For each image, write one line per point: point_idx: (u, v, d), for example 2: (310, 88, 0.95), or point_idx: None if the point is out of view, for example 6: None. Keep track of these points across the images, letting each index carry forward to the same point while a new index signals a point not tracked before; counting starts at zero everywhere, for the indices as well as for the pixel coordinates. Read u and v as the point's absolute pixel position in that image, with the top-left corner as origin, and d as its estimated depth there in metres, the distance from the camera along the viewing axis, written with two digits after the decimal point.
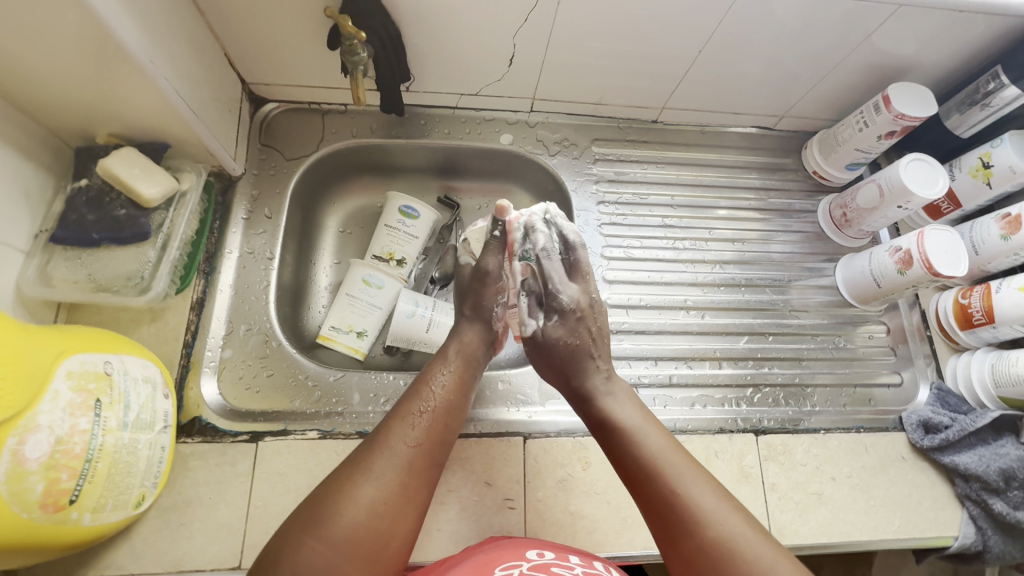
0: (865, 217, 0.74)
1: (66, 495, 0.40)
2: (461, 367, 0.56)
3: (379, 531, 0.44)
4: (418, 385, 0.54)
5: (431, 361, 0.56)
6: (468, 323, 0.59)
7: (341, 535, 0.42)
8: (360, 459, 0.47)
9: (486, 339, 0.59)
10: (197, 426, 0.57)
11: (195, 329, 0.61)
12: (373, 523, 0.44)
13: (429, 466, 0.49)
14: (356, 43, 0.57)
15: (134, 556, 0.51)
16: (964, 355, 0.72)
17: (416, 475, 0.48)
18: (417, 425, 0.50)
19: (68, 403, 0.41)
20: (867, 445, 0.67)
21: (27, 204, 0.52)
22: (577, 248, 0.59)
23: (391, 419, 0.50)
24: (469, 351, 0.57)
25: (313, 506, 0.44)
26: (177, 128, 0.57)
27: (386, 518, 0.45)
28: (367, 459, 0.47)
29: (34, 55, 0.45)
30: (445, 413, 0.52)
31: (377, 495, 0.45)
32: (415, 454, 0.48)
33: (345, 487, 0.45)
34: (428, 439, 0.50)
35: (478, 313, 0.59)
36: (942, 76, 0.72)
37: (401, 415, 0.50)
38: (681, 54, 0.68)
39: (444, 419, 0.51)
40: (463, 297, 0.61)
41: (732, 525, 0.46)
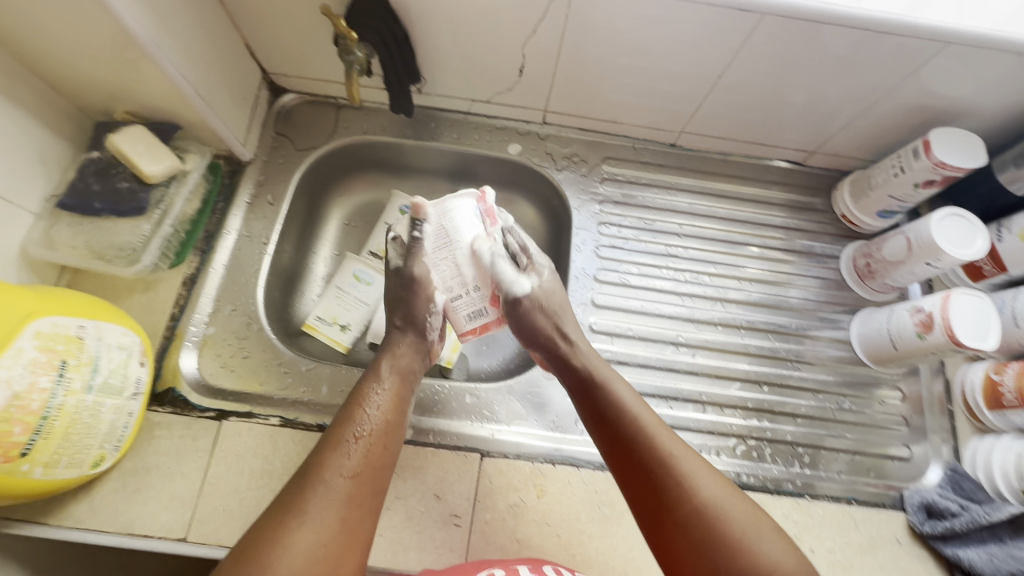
0: (891, 271, 0.68)
1: (17, 447, 0.43)
2: (395, 387, 0.53)
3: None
4: (351, 406, 0.50)
5: (360, 383, 0.53)
6: (405, 332, 0.57)
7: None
8: (293, 494, 0.43)
9: (420, 350, 0.58)
10: (169, 397, 0.59)
11: (184, 304, 0.63)
12: (312, 569, 0.39)
13: (370, 494, 0.45)
14: (349, 43, 0.58)
15: (91, 512, 0.54)
16: (988, 438, 0.64)
17: (356, 506, 0.44)
18: (353, 453, 0.46)
19: (31, 360, 0.43)
20: (857, 520, 0.61)
21: (43, 170, 0.56)
22: (516, 231, 0.59)
23: (324, 444, 0.47)
24: (402, 364, 0.55)
25: (241, 558, 0.39)
26: (185, 111, 0.59)
27: (328, 562, 0.40)
28: (302, 493, 0.43)
29: (53, 34, 0.48)
30: (382, 435, 0.49)
31: (316, 536, 0.41)
32: (354, 486, 0.45)
33: (278, 533, 0.40)
34: (369, 464, 0.46)
35: (408, 321, 0.57)
36: (998, 125, 0.65)
37: (337, 441, 0.47)
38: (700, 78, 0.65)
39: (382, 442, 0.48)
40: (394, 305, 0.58)
41: (719, 490, 0.46)
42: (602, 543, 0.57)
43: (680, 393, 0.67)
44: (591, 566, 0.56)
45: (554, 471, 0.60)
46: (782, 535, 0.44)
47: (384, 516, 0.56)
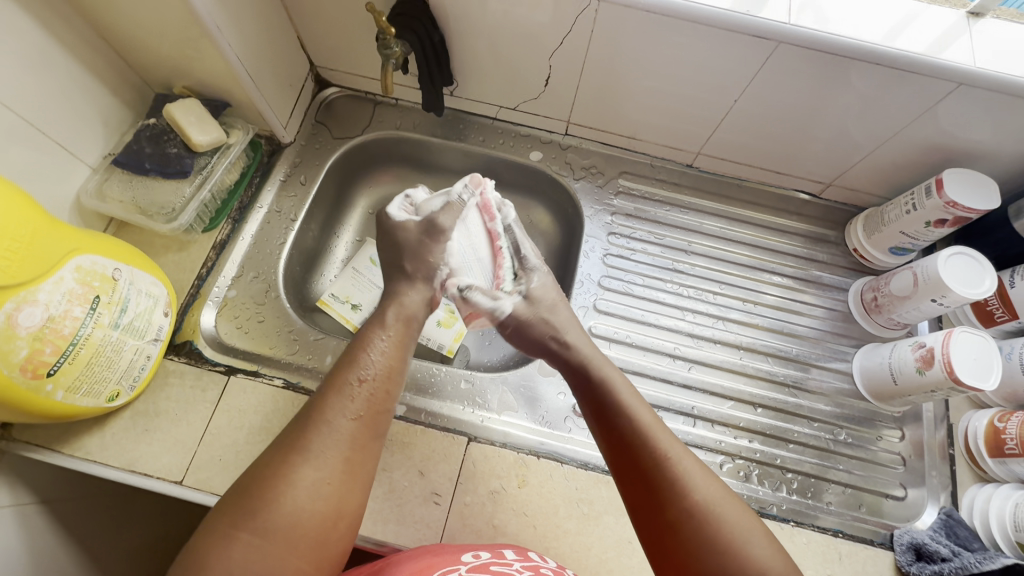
0: (897, 306, 0.68)
1: (45, 366, 0.46)
2: (399, 335, 0.55)
3: (326, 512, 0.43)
4: (354, 351, 0.53)
5: (364, 331, 0.55)
6: (414, 283, 0.60)
7: (287, 517, 0.41)
8: (298, 435, 0.45)
9: (427, 300, 0.60)
10: (186, 348, 0.63)
11: (210, 266, 0.68)
12: (316, 507, 0.43)
13: (371, 437, 0.48)
14: (388, 38, 0.61)
15: (100, 446, 0.58)
16: (988, 486, 0.62)
17: (359, 449, 0.47)
18: (356, 399, 0.49)
19: (69, 290, 0.47)
20: (842, 553, 0.59)
21: (104, 129, 0.63)
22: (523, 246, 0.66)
23: (328, 389, 0.49)
24: (408, 313, 0.57)
25: (248, 494, 0.42)
26: (236, 91, 0.65)
27: (332, 501, 0.44)
28: (308, 434, 0.45)
29: (131, 9, 0.55)
30: (383, 380, 0.51)
31: (319, 475, 0.44)
32: (355, 428, 0.47)
33: (283, 471, 0.43)
34: (371, 411, 0.49)
35: (420, 268, 0.61)
36: (1016, 171, 0.65)
37: (341, 385, 0.49)
38: (717, 100, 0.68)
39: (385, 390, 0.51)
40: (405, 253, 0.62)
41: (715, 492, 0.45)
42: (576, 540, 0.57)
43: (673, 405, 0.68)
44: (563, 561, 0.56)
45: (537, 464, 0.61)
46: (772, 541, 0.44)
47: None
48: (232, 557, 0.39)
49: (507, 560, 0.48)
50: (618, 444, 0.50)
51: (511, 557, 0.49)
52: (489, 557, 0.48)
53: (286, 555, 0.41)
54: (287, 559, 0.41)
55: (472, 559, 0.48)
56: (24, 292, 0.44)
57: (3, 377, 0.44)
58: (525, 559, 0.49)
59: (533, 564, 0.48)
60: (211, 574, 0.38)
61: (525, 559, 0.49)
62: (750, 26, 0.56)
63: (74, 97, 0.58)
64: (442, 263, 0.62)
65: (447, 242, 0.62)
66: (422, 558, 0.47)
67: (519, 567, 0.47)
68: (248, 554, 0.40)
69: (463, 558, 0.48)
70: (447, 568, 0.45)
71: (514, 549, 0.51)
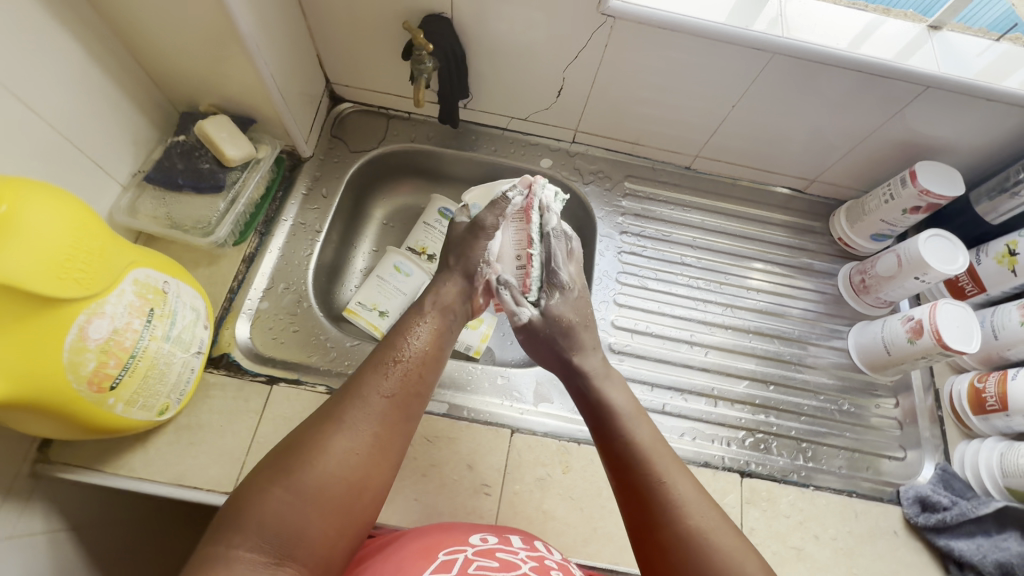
0: (883, 286, 0.75)
1: (109, 379, 0.47)
2: (437, 322, 0.58)
3: (353, 480, 0.45)
4: (394, 337, 0.56)
5: (406, 317, 0.58)
6: (453, 276, 0.63)
7: (318, 481, 0.43)
8: (336, 406, 0.48)
9: (464, 293, 0.62)
10: (224, 361, 0.64)
11: (241, 279, 0.68)
12: (344, 475, 0.44)
13: (402, 416, 0.50)
14: (424, 54, 0.66)
15: (145, 462, 0.57)
16: (974, 441, 0.70)
17: (389, 425, 0.49)
18: (390, 376, 0.51)
19: (130, 303, 0.48)
20: (857, 511, 0.65)
21: (133, 147, 0.63)
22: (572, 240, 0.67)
23: (368, 369, 0.52)
24: (442, 301, 0.60)
25: (286, 454, 0.45)
26: (265, 107, 0.67)
27: (359, 470, 0.45)
28: (344, 406, 0.48)
29: (171, 29, 0.56)
30: (419, 363, 0.54)
31: (349, 443, 0.46)
32: (387, 405, 0.49)
33: (318, 436, 0.45)
34: (404, 389, 0.51)
35: (460, 263, 0.63)
36: (974, 162, 0.74)
37: (380, 365, 0.52)
38: (716, 107, 0.74)
39: (418, 372, 0.53)
40: (451, 246, 0.65)
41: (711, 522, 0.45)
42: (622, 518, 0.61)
43: (694, 387, 0.73)
44: (612, 539, 0.60)
45: (578, 449, 0.64)
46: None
47: (420, 482, 0.60)
48: (265, 510, 0.41)
49: (514, 548, 0.47)
50: (620, 464, 0.51)
51: (518, 546, 0.48)
52: (496, 540, 0.48)
53: (312, 518, 0.42)
54: (312, 522, 0.42)
55: (479, 541, 0.47)
56: (94, 305, 0.44)
57: (72, 391, 0.44)
58: (532, 548, 0.48)
59: (539, 554, 0.46)
60: (246, 522, 0.40)
61: (532, 549, 0.47)
62: (749, 40, 0.63)
63: (108, 115, 0.59)
64: (484, 262, 0.64)
65: (489, 240, 0.64)
66: (430, 535, 0.47)
67: (524, 555, 0.46)
68: (279, 510, 0.41)
69: (470, 540, 0.47)
70: (453, 547, 0.45)
71: (520, 537, 0.50)
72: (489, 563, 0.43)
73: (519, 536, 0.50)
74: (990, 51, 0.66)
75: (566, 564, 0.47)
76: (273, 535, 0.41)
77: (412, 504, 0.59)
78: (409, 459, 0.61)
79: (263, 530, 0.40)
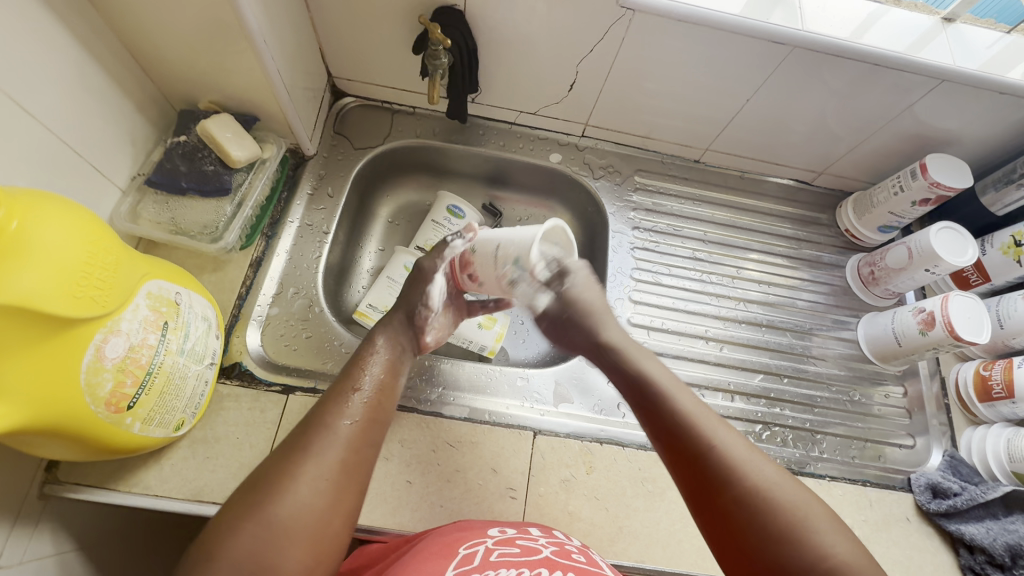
0: (892, 277, 0.77)
1: (126, 399, 0.45)
2: (392, 351, 0.56)
3: (320, 512, 0.43)
4: (349, 367, 0.54)
5: (361, 347, 0.56)
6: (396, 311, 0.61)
7: (285, 515, 0.41)
8: (296, 440, 0.46)
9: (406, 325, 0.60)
10: (236, 371, 0.62)
11: (249, 285, 0.66)
12: (315, 507, 0.43)
13: (366, 443, 0.48)
14: (440, 49, 0.64)
15: (160, 479, 0.55)
16: (980, 428, 0.71)
17: (356, 451, 0.47)
18: (351, 403, 0.50)
19: (145, 318, 0.46)
20: (872, 499, 0.67)
21: (132, 149, 0.60)
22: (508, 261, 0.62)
23: (326, 399, 0.50)
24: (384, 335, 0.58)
25: (254, 488, 0.43)
26: (270, 104, 0.64)
27: (329, 499, 0.44)
28: (307, 437, 0.46)
29: (170, 22, 0.53)
30: (378, 391, 0.52)
31: (319, 471, 0.44)
32: (353, 431, 0.48)
33: (285, 467, 0.44)
34: (366, 417, 0.50)
35: (404, 306, 0.61)
36: (981, 154, 0.75)
37: (341, 393, 0.50)
38: (729, 101, 0.73)
39: (379, 398, 0.52)
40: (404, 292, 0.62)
41: (744, 451, 0.47)
42: (647, 516, 0.61)
43: (710, 382, 0.74)
44: (638, 537, 0.60)
45: (601, 449, 0.64)
46: (833, 516, 0.44)
47: (445, 487, 0.59)
48: (232, 546, 0.40)
49: (533, 536, 0.47)
50: (668, 433, 0.50)
51: (535, 534, 0.48)
52: (514, 532, 0.48)
53: (285, 548, 0.41)
54: (284, 553, 0.41)
55: (498, 533, 0.47)
56: (110, 322, 0.42)
57: (90, 413, 0.42)
58: (550, 536, 0.48)
59: (558, 540, 0.46)
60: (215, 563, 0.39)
61: (549, 536, 0.48)
62: (767, 32, 0.62)
63: (105, 116, 0.56)
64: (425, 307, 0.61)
65: (432, 280, 0.62)
66: (449, 534, 0.47)
67: (544, 542, 0.46)
68: (250, 545, 0.40)
69: (489, 533, 0.47)
70: (473, 542, 0.45)
71: (539, 528, 0.50)
72: (510, 550, 0.43)
73: (538, 527, 0.50)
74: (1001, 43, 0.66)
75: (585, 549, 0.47)
76: (247, 570, 0.39)
77: (438, 511, 0.58)
78: (433, 465, 0.60)
79: (234, 565, 0.39)
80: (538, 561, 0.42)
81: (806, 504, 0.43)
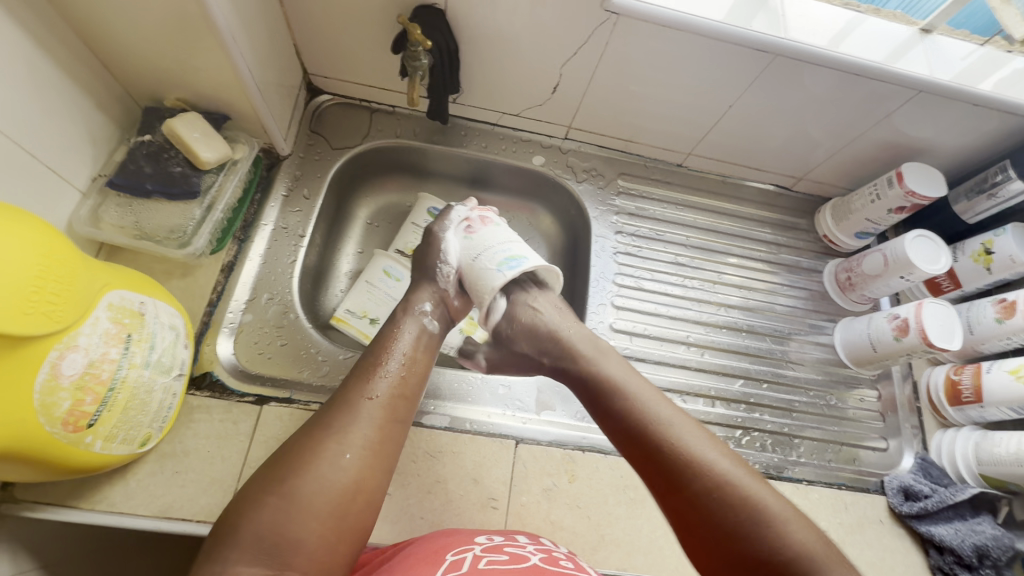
0: (868, 284, 0.78)
1: (86, 417, 0.42)
2: (417, 328, 0.55)
3: (345, 487, 0.43)
4: (378, 345, 0.53)
5: (385, 328, 0.55)
6: (420, 285, 0.60)
7: (310, 489, 0.41)
8: (324, 418, 0.46)
9: (436, 297, 0.59)
10: (207, 381, 0.59)
11: (221, 290, 0.64)
12: (339, 484, 0.42)
13: (392, 420, 0.48)
14: (420, 50, 0.62)
15: (125, 496, 0.53)
16: (949, 431, 0.73)
17: (381, 428, 0.47)
18: (378, 382, 0.49)
19: (105, 331, 0.43)
20: (847, 502, 0.68)
21: (92, 148, 0.57)
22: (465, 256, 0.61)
23: (355, 377, 0.50)
24: (413, 309, 0.57)
25: (278, 466, 0.43)
26: (241, 102, 0.62)
27: (353, 476, 0.43)
28: (334, 414, 0.46)
29: (130, 15, 0.50)
30: (405, 368, 0.51)
31: (341, 448, 0.44)
32: (376, 409, 0.47)
33: (309, 447, 0.43)
34: (391, 394, 0.49)
35: (421, 272, 0.61)
36: (955, 163, 0.76)
37: (371, 367, 0.50)
38: (712, 107, 0.73)
39: (405, 375, 0.51)
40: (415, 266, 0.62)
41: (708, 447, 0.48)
42: (629, 523, 0.61)
43: (691, 388, 0.75)
44: (620, 545, 0.60)
45: (584, 458, 0.64)
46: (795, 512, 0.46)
47: (426, 499, 0.58)
48: (259, 520, 0.40)
49: (520, 543, 0.47)
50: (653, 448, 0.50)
51: (523, 541, 0.47)
52: (502, 539, 0.47)
53: (307, 525, 0.40)
54: (309, 528, 0.40)
55: (486, 540, 0.46)
56: (66, 338, 0.40)
57: (45, 433, 0.40)
58: (537, 543, 0.47)
59: (546, 547, 0.46)
60: (240, 537, 0.39)
61: (537, 543, 0.47)
62: (750, 39, 0.62)
63: (63, 115, 0.53)
64: (441, 262, 0.60)
65: (443, 243, 0.62)
66: (437, 540, 0.47)
67: (533, 549, 0.45)
68: (274, 519, 0.40)
69: (477, 540, 0.46)
70: (460, 548, 0.44)
71: (526, 535, 0.50)
72: (499, 557, 0.42)
73: (525, 534, 0.49)
74: (975, 54, 0.67)
75: (572, 557, 0.47)
76: (271, 544, 0.39)
77: (418, 522, 0.57)
78: (413, 476, 0.59)
79: (259, 542, 0.39)
80: (528, 569, 0.41)
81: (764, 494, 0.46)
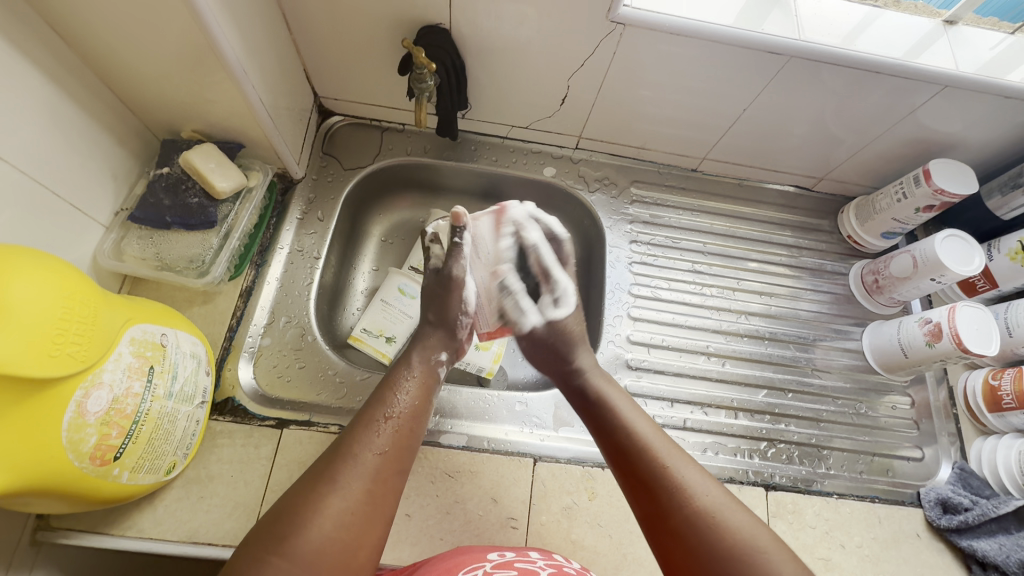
0: (897, 286, 0.75)
1: (112, 451, 0.44)
2: (425, 376, 0.55)
3: (349, 542, 0.41)
4: (382, 391, 0.53)
5: (392, 371, 0.55)
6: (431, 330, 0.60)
7: (317, 545, 0.39)
8: (327, 466, 0.44)
9: (448, 345, 0.60)
10: (229, 406, 0.61)
11: (240, 315, 0.65)
12: (340, 535, 0.41)
13: (394, 472, 0.46)
14: (426, 73, 0.62)
15: (154, 521, 0.54)
16: (990, 438, 0.70)
17: (382, 481, 0.45)
18: (383, 432, 0.48)
19: (128, 365, 0.44)
20: (880, 516, 0.65)
21: (114, 183, 0.59)
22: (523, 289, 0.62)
23: (359, 423, 0.48)
24: (432, 360, 0.58)
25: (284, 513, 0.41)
26: (254, 131, 0.63)
27: (354, 528, 0.42)
28: (336, 464, 0.44)
29: (144, 55, 0.52)
30: (410, 419, 0.50)
31: (345, 502, 0.42)
32: (380, 463, 0.46)
33: (314, 499, 0.42)
34: (394, 445, 0.48)
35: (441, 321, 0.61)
36: (987, 156, 0.73)
37: (373, 417, 0.49)
38: (726, 111, 0.71)
39: (410, 426, 0.50)
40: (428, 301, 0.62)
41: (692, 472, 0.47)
42: None
43: (713, 400, 0.73)
44: (643, 565, 0.58)
45: (604, 474, 0.63)
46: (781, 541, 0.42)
47: (445, 520, 0.58)
48: None
49: (531, 558, 0.46)
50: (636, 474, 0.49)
51: (535, 557, 0.47)
52: (513, 554, 0.47)
53: None
54: None
55: (497, 556, 0.46)
56: (91, 376, 0.41)
57: (73, 468, 0.41)
58: (550, 558, 0.47)
59: (557, 563, 0.46)
60: None
61: (549, 558, 0.47)
62: (761, 43, 0.60)
63: (84, 152, 0.54)
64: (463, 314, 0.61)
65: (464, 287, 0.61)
66: (448, 559, 0.46)
67: (543, 564, 0.45)
68: None
69: (488, 557, 0.46)
70: (473, 566, 0.44)
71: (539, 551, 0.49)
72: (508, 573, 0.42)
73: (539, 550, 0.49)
74: (1004, 43, 0.64)
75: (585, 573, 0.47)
76: None
77: (437, 544, 0.57)
78: (432, 497, 0.59)
79: None
80: None
81: (748, 526, 0.43)
